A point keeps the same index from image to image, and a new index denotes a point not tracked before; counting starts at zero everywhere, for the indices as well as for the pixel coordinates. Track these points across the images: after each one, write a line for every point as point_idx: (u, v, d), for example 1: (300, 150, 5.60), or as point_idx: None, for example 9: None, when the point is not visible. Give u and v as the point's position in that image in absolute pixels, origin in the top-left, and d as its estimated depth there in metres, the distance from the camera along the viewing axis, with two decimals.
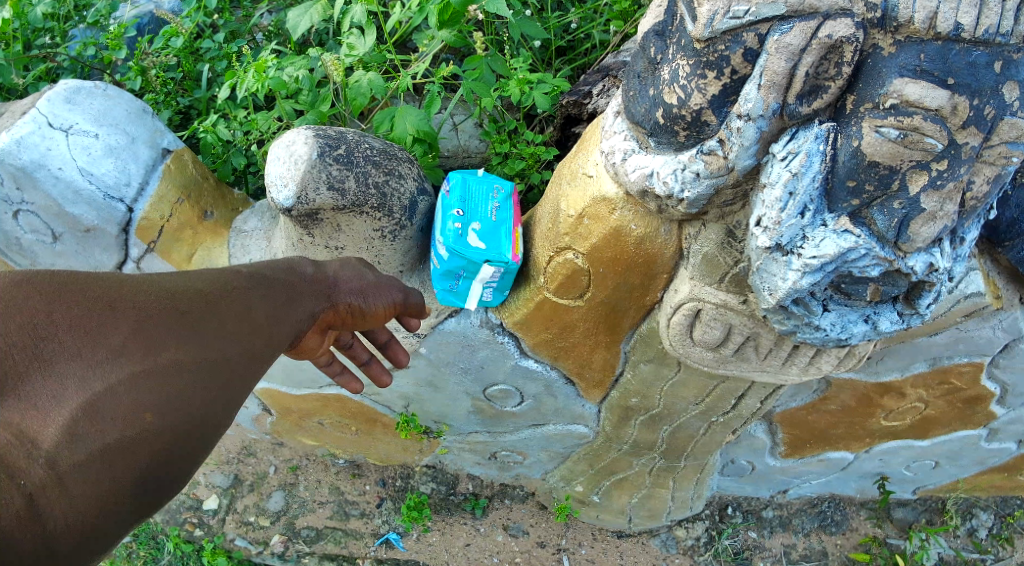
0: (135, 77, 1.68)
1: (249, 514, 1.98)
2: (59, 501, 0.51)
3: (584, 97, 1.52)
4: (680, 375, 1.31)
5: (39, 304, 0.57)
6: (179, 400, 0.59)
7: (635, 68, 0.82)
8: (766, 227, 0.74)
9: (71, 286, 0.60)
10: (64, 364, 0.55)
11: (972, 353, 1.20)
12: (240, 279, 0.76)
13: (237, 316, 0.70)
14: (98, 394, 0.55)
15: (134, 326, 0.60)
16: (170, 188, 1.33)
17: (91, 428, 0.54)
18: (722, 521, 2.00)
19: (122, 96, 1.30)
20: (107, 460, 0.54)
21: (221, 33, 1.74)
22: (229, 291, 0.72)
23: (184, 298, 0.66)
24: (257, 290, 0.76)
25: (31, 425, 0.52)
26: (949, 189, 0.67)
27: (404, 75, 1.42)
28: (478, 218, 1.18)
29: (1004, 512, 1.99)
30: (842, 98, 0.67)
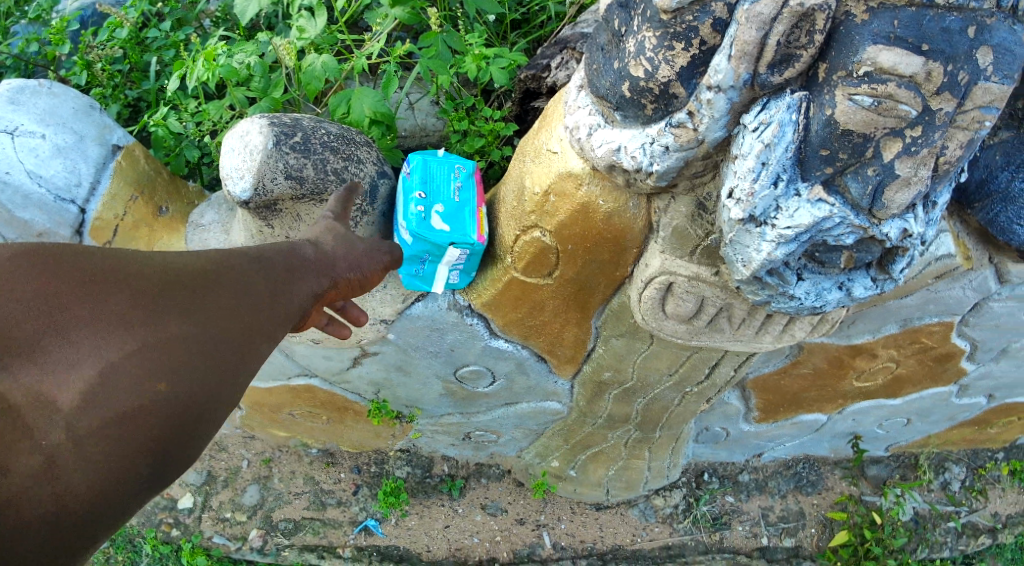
0: (79, 72, 1.59)
1: (225, 510, 1.92)
2: (71, 466, 0.58)
3: (543, 71, 1.47)
4: (652, 349, 1.30)
5: (55, 284, 0.64)
6: (181, 372, 0.66)
7: (599, 41, 0.81)
8: (739, 198, 0.72)
9: (82, 268, 0.67)
10: (79, 336, 0.62)
11: (941, 313, 1.21)
12: (240, 257, 0.80)
13: (235, 296, 0.75)
14: (107, 366, 0.62)
15: (138, 305, 0.67)
16: (123, 186, 1.27)
17: (100, 399, 0.60)
18: (700, 487, 2.02)
19: (68, 93, 1.25)
20: (115, 429, 0.61)
21: (166, 21, 1.66)
22: (228, 270, 0.77)
23: (185, 280, 0.72)
24: (257, 268, 0.80)
25: (49, 393, 0.59)
26: (923, 155, 0.66)
27: (358, 55, 1.37)
28: (442, 200, 1.14)
29: (976, 464, 2.08)
30: (814, 66, 0.66)
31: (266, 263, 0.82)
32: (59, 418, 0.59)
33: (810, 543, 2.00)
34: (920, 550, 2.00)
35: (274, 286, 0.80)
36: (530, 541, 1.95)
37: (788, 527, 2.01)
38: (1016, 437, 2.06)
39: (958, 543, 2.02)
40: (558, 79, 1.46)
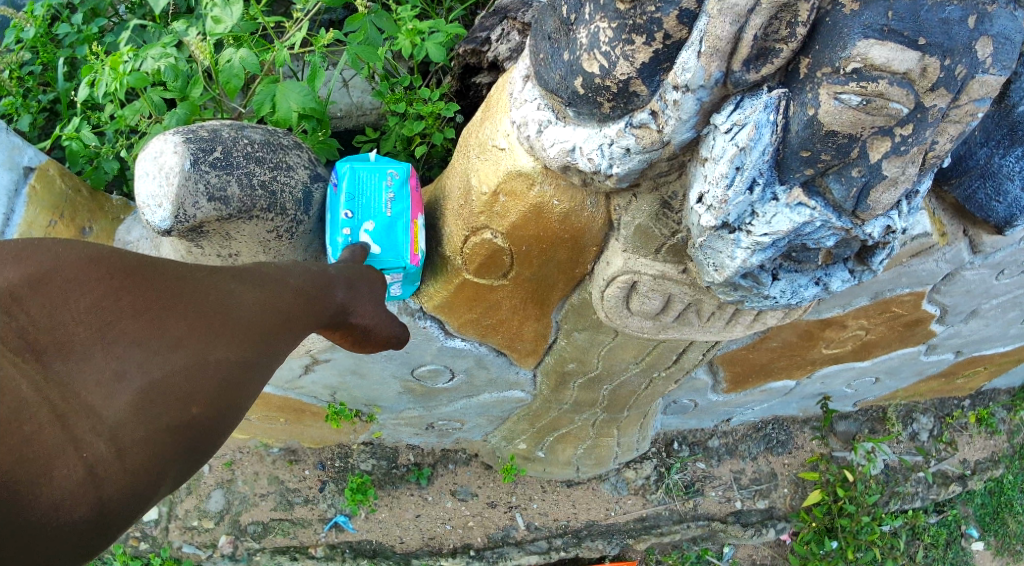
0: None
1: (191, 518, 1.82)
2: (111, 477, 0.54)
3: (483, 44, 1.35)
4: (617, 340, 1.23)
5: (107, 285, 0.59)
6: (222, 393, 0.64)
7: (545, 28, 0.71)
8: (711, 205, 0.65)
9: (134, 272, 0.62)
10: (128, 349, 0.58)
11: (913, 284, 1.18)
12: (269, 276, 0.76)
13: (269, 318, 0.71)
14: (159, 381, 0.58)
15: (183, 324, 0.63)
16: (40, 212, 1.14)
17: (145, 415, 0.57)
18: (670, 456, 2.00)
19: None
20: (156, 448, 0.58)
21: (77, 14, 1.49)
22: (262, 290, 0.73)
23: (221, 298, 0.68)
24: (287, 289, 0.76)
25: (96, 401, 0.55)
26: (912, 153, 0.60)
27: (279, 45, 1.23)
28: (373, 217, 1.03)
29: (943, 413, 2.12)
30: (794, 60, 0.59)
31: (292, 290, 0.77)
32: (106, 430, 0.55)
33: (783, 503, 2.02)
34: (892, 503, 2.03)
35: (301, 309, 0.77)
36: (504, 524, 1.91)
37: (760, 489, 2.02)
38: (981, 385, 2.10)
39: (929, 492, 2.07)
40: (498, 53, 1.33)
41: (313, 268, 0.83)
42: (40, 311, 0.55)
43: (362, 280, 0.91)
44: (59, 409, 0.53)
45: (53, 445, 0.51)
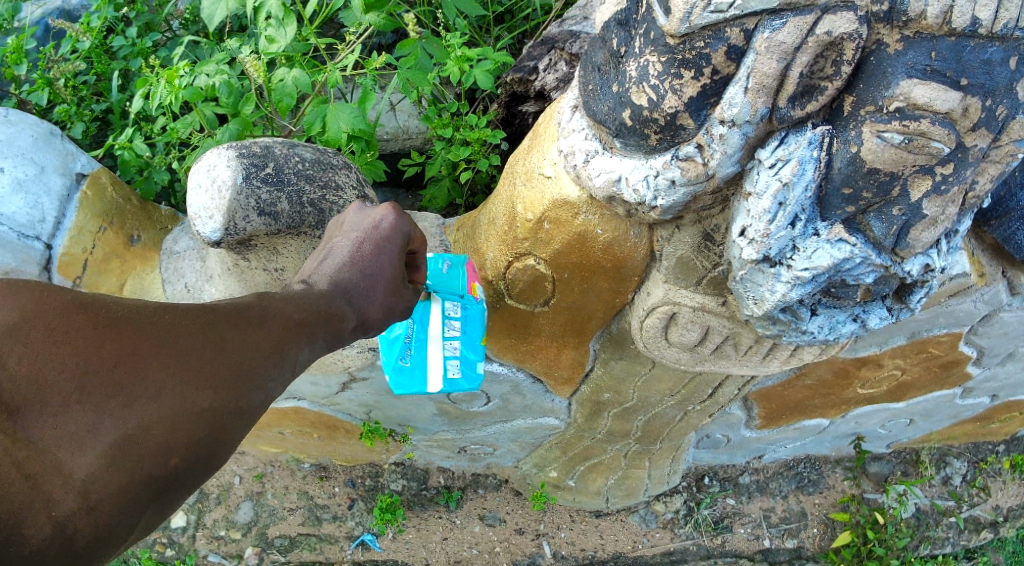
0: (41, 89, 1.47)
1: (219, 528, 1.86)
2: (82, 531, 0.52)
3: (530, 73, 1.38)
4: (653, 371, 1.23)
5: (88, 333, 0.56)
6: (205, 441, 0.60)
7: (595, 60, 0.73)
8: (753, 239, 0.67)
9: (119, 318, 0.58)
10: (103, 402, 0.55)
11: (950, 325, 1.17)
12: (272, 305, 0.70)
13: (266, 355, 0.66)
14: (134, 433, 0.55)
15: (168, 371, 0.58)
16: (89, 218, 1.19)
17: (118, 467, 0.55)
18: (700, 491, 1.98)
19: (26, 120, 1.14)
20: (129, 498, 0.55)
21: (133, 27, 1.56)
22: (263, 323, 0.68)
23: (218, 338, 0.63)
24: (290, 320, 0.70)
25: (65, 455, 0.52)
26: (953, 193, 0.61)
27: (331, 67, 1.27)
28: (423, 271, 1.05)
29: (977, 458, 2.05)
30: (838, 98, 0.60)
31: (296, 321, 0.71)
32: (76, 485, 0.52)
33: (812, 543, 1.96)
34: (921, 548, 1.97)
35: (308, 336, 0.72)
36: (530, 552, 1.89)
37: (790, 528, 1.97)
38: (1017, 430, 2.03)
39: (960, 538, 2.00)
40: (546, 83, 1.37)
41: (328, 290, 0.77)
42: (17, 363, 0.53)
43: (382, 268, 0.82)
44: (28, 468, 0.51)
45: (21, 503, 0.49)
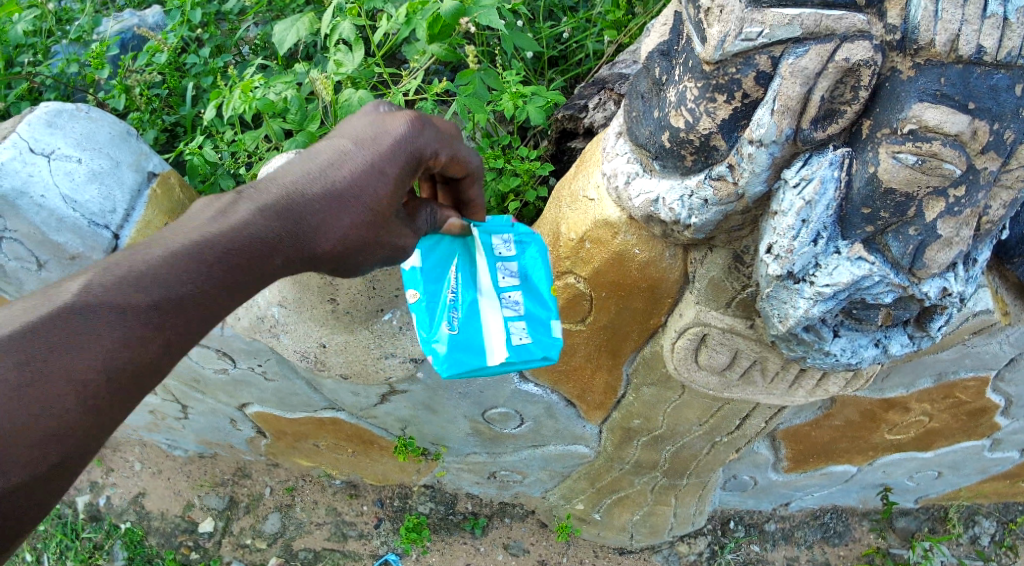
0: (118, 96, 1.61)
1: (245, 536, 1.91)
2: None
3: (580, 111, 1.47)
4: (683, 399, 1.24)
5: None
6: (54, 461, 0.57)
7: (639, 89, 0.82)
8: (778, 254, 0.71)
9: None
10: None
11: (977, 368, 1.28)
12: (175, 285, 0.63)
13: (149, 344, 0.61)
14: None
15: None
16: (156, 215, 1.29)
17: None
18: (725, 535, 1.95)
19: (106, 118, 1.26)
20: None
21: (206, 48, 1.70)
22: (149, 314, 0.61)
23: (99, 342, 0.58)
24: (198, 299, 0.64)
25: None
26: (966, 215, 0.66)
27: (395, 92, 1.38)
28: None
29: (1007, 518, 1.99)
30: (857, 122, 0.66)
31: (167, 302, 0.62)
32: None
33: None
34: None
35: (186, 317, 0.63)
36: None
37: None
38: None
39: None
40: (595, 119, 1.44)
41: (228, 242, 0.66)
42: None
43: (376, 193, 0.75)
44: None
45: None
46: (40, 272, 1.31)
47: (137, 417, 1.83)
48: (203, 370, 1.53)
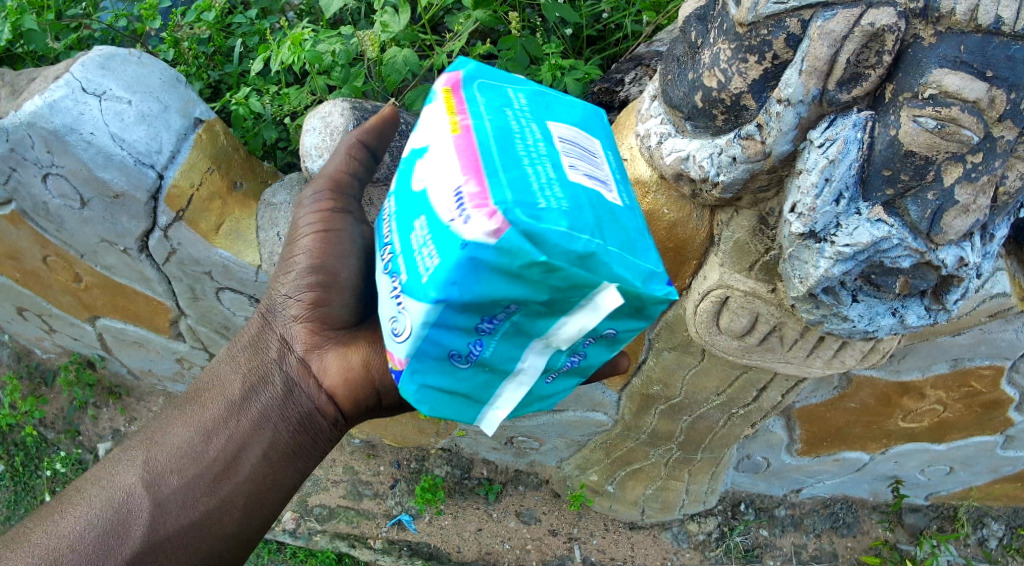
0: (168, 48, 1.68)
1: None
2: (226, 528, 0.90)
3: (616, 85, 1.46)
4: (702, 364, 1.27)
5: (135, 465, 0.89)
6: (232, 466, 0.90)
7: (676, 53, 0.86)
8: (801, 213, 0.77)
9: (148, 446, 0.90)
10: (174, 487, 0.88)
11: (992, 357, 1.36)
12: (140, 453, 0.90)
13: (237, 403, 0.94)
14: (201, 488, 0.88)
15: (185, 454, 0.89)
16: (201, 158, 1.35)
17: (214, 509, 0.89)
18: (734, 517, 1.90)
19: (157, 65, 1.32)
20: (230, 506, 0.89)
21: (253, 9, 1.75)
22: (136, 465, 0.89)
23: (115, 499, 0.87)
24: (168, 442, 0.90)
25: (189, 510, 0.88)
26: (983, 182, 0.71)
27: (439, 54, 1.42)
28: (573, 291, 0.61)
29: (1016, 522, 1.94)
30: (881, 87, 0.71)
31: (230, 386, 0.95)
32: (208, 519, 0.88)
33: None
34: None
35: (247, 390, 0.94)
36: (561, 554, 1.83)
37: None
38: None
39: None
40: (631, 93, 1.43)
41: (246, 339, 0.98)
42: (137, 501, 0.87)
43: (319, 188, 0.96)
44: (187, 522, 0.88)
45: (201, 535, 0.88)
46: (83, 210, 1.40)
47: (164, 366, 1.90)
48: (234, 317, 1.59)
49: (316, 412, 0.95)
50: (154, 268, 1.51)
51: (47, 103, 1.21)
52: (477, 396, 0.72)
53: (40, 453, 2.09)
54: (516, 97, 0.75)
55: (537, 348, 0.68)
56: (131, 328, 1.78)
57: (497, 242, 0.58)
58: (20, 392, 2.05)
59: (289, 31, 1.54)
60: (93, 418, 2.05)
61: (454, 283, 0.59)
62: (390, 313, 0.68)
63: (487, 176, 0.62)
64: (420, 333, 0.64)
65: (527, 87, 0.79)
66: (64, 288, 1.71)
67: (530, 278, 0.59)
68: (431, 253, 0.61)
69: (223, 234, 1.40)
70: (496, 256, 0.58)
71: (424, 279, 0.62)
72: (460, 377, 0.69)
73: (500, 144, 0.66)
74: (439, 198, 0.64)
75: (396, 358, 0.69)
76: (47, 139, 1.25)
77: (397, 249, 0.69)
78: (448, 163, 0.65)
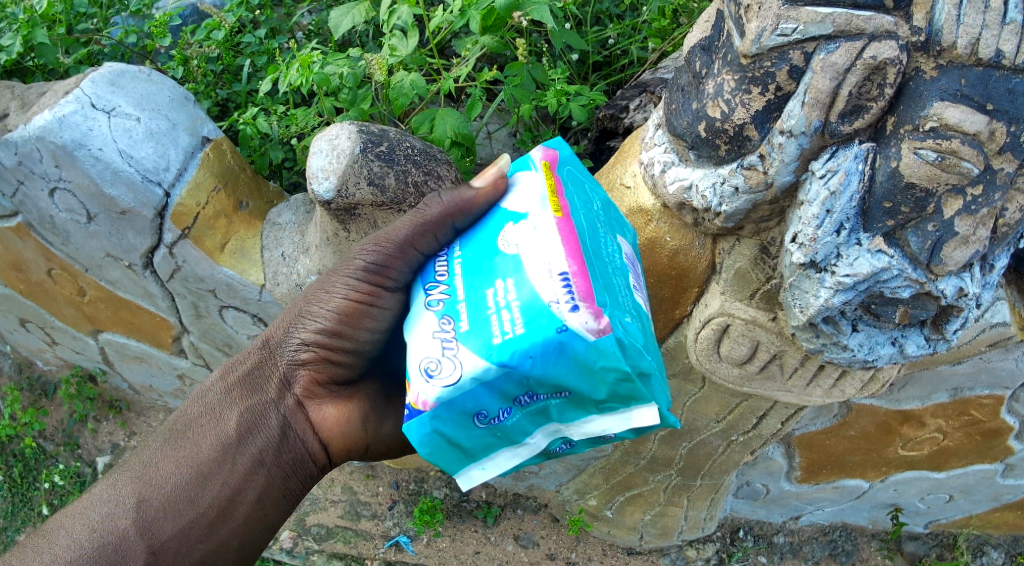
0: (177, 67, 1.71)
1: None
2: None
3: (621, 111, 1.48)
4: (703, 392, 1.27)
5: (123, 511, 0.85)
6: (229, 511, 0.88)
7: (680, 83, 0.87)
8: (802, 243, 0.78)
9: (136, 490, 0.86)
10: (167, 534, 0.85)
11: (993, 386, 1.36)
12: (128, 496, 0.86)
13: (232, 444, 0.91)
14: (197, 535, 0.86)
15: (178, 501, 0.86)
16: (208, 176, 1.36)
17: (209, 555, 0.87)
18: (733, 544, 1.88)
19: (165, 83, 1.35)
20: (225, 551, 0.88)
21: (262, 29, 1.77)
22: (126, 510, 0.85)
23: (106, 547, 0.83)
24: (158, 486, 0.87)
25: (183, 557, 0.86)
26: (983, 214, 0.72)
27: (446, 78, 1.43)
28: (620, 400, 0.68)
29: (1016, 551, 1.92)
30: (882, 119, 0.73)
31: (224, 427, 0.91)
32: (202, 565, 0.87)
33: None
34: None
35: (242, 431, 0.91)
36: None
37: None
38: None
39: None
40: (636, 120, 1.46)
41: (237, 375, 0.94)
42: (127, 550, 0.83)
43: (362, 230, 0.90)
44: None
45: None
46: (89, 225, 1.41)
47: (165, 381, 1.89)
48: (235, 335, 1.60)
49: (309, 457, 0.95)
50: (158, 284, 1.52)
51: (57, 118, 1.23)
52: (472, 453, 0.74)
53: (38, 465, 2.08)
54: (592, 203, 0.83)
55: (548, 429, 0.73)
56: (133, 343, 1.79)
57: (595, 339, 0.64)
58: (19, 404, 2.05)
59: (299, 53, 1.56)
60: (92, 431, 2.04)
61: (531, 356, 0.64)
62: (429, 352, 0.69)
63: (589, 274, 0.67)
64: (465, 384, 0.66)
65: (598, 188, 0.87)
66: (68, 302, 1.72)
67: (598, 375, 0.66)
68: (517, 321, 0.65)
69: (228, 253, 1.41)
70: (586, 348, 0.64)
71: (499, 341, 0.65)
72: (470, 434, 0.71)
73: (591, 242, 0.73)
74: (535, 271, 0.67)
75: (419, 398, 0.68)
76: (56, 154, 1.27)
77: (458, 297, 0.72)
78: (550, 238, 0.69)
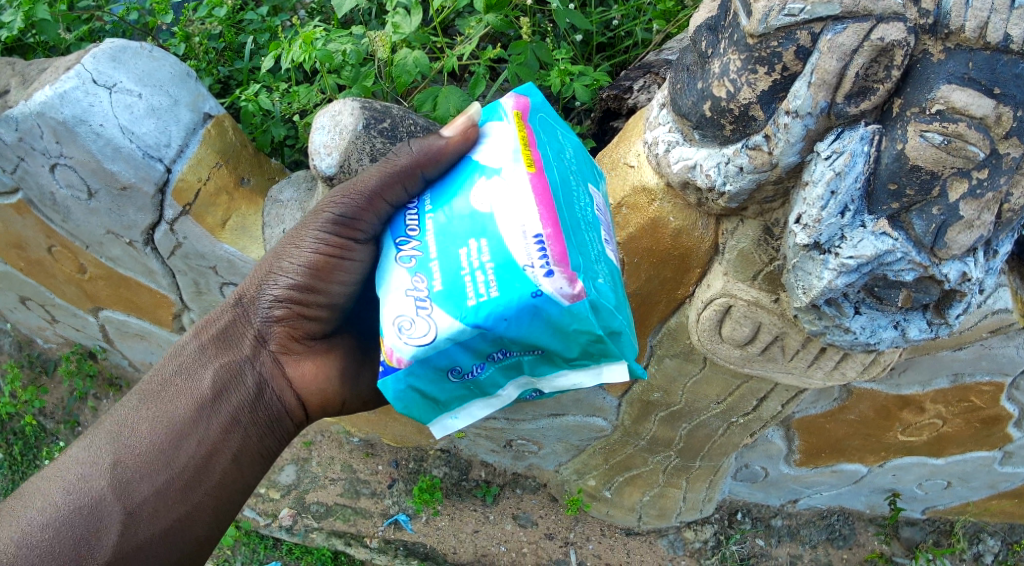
0: (178, 43, 1.69)
1: (260, 485, 1.90)
2: (199, 532, 0.90)
3: (625, 92, 1.46)
4: (703, 373, 1.27)
5: (98, 473, 0.85)
6: (206, 471, 0.89)
7: (685, 62, 0.87)
8: (806, 224, 0.78)
9: (109, 452, 0.86)
10: (145, 495, 0.85)
11: (993, 373, 1.37)
12: (102, 459, 0.85)
13: (208, 405, 0.91)
14: (174, 496, 0.86)
15: (155, 462, 0.86)
16: (209, 153, 1.36)
17: (188, 515, 0.88)
18: (731, 526, 1.90)
19: (167, 59, 1.33)
20: (203, 511, 0.89)
21: (264, 6, 1.76)
22: (102, 472, 0.84)
23: (83, 508, 0.82)
24: (134, 447, 0.86)
25: (162, 518, 0.86)
26: (988, 199, 0.71)
27: (449, 56, 1.41)
28: (591, 357, 0.74)
29: (1012, 538, 1.93)
30: (889, 101, 0.72)
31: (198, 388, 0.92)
32: (181, 525, 0.87)
33: None
34: None
35: (217, 391, 0.92)
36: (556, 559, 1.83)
37: None
38: None
39: None
40: (639, 101, 1.45)
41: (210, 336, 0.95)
42: (105, 512, 0.83)
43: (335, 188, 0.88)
44: (160, 530, 0.86)
45: (174, 541, 0.87)
46: (89, 202, 1.41)
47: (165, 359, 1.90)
48: None
49: (286, 414, 0.97)
50: (159, 261, 1.51)
51: (57, 93, 1.22)
52: (446, 403, 0.79)
53: (39, 442, 2.09)
54: (566, 149, 0.84)
55: (521, 381, 0.79)
56: (133, 320, 1.79)
57: (570, 304, 0.67)
58: (20, 381, 2.06)
59: (300, 29, 1.55)
60: (92, 409, 2.05)
61: (505, 319, 0.68)
62: (402, 309, 0.71)
63: (564, 237, 0.70)
64: (441, 343, 0.70)
65: (570, 134, 0.88)
66: (68, 278, 1.71)
67: (570, 336, 0.70)
68: (492, 284, 0.68)
69: (229, 229, 1.41)
70: (560, 312, 0.68)
71: (473, 303, 0.68)
72: (444, 387, 0.76)
73: (566, 198, 0.75)
74: (509, 231, 0.69)
75: (395, 355, 0.71)
76: (57, 130, 1.26)
77: (430, 254, 0.73)
78: (524, 196, 0.71)
